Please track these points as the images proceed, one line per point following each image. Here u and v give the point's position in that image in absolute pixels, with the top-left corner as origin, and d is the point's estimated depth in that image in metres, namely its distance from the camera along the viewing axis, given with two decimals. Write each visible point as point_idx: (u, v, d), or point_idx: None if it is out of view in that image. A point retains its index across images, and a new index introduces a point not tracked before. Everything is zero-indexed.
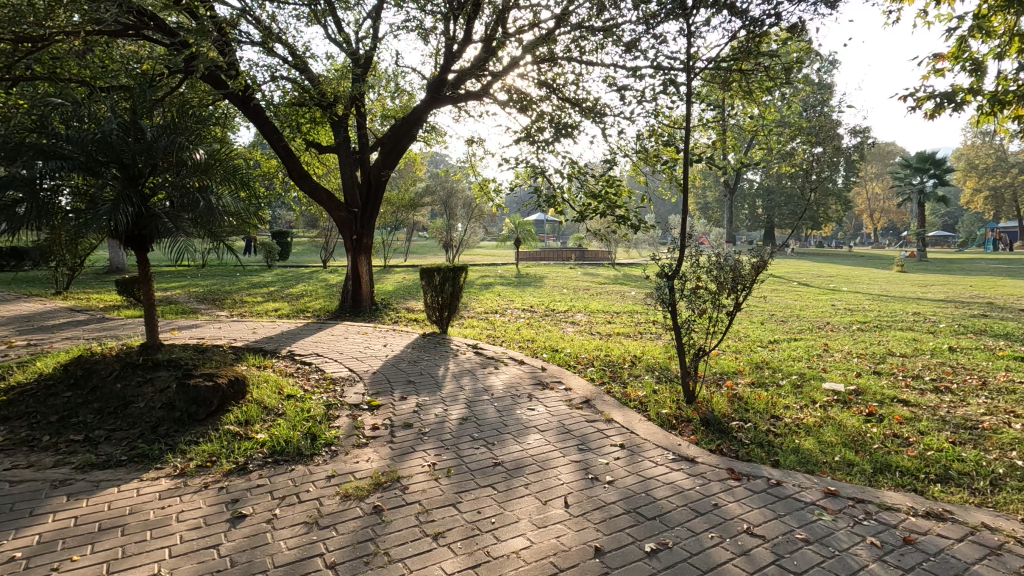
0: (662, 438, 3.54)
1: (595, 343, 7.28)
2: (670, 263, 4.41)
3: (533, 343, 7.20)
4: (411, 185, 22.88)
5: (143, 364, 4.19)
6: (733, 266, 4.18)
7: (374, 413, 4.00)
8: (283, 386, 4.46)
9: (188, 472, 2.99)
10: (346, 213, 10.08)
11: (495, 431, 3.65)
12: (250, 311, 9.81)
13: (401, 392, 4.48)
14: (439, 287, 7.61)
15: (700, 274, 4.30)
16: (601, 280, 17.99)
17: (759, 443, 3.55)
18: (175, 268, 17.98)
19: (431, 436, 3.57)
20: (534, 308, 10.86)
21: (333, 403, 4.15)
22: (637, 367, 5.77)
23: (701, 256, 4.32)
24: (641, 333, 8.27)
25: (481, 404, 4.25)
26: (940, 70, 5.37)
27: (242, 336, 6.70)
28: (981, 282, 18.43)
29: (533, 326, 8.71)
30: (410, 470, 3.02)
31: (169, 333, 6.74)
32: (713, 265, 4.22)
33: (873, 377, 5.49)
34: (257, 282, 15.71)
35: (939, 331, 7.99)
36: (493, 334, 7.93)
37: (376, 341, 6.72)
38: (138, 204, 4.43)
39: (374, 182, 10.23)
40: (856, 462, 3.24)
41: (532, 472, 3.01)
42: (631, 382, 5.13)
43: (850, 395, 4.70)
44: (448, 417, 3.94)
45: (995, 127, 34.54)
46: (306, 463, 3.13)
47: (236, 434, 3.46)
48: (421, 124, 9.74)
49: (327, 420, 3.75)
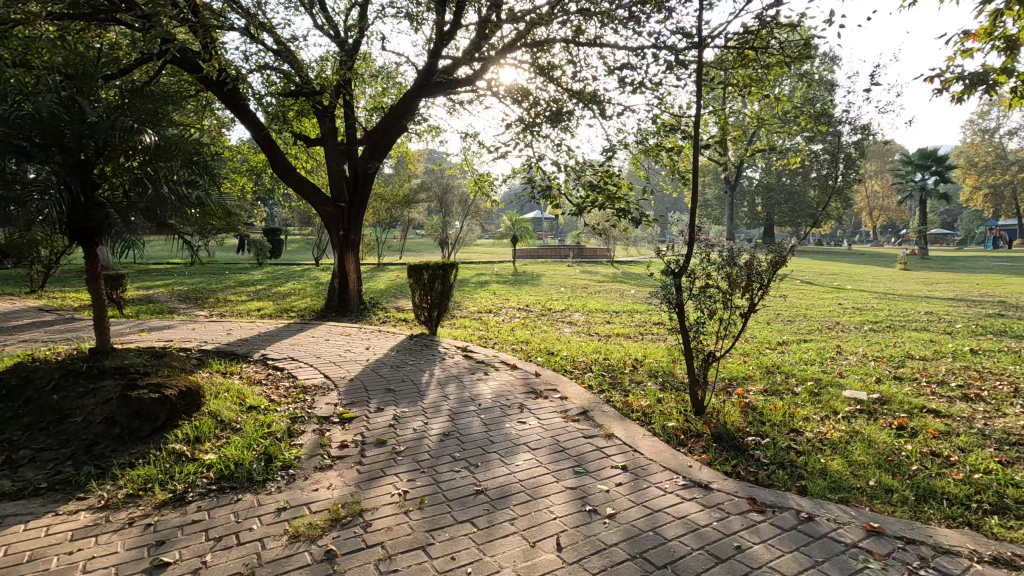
0: (670, 457, 3.09)
1: (593, 345, 6.83)
2: (677, 259, 3.94)
3: (527, 345, 6.75)
4: (405, 181, 22.38)
5: (86, 372, 3.71)
6: (747, 262, 3.73)
7: (345, 428, 3.56)
8: (246, 396, 4.01)
9: (114, 504, 2.53)
10: (333, 208, 9.59)
11: (480, 450, 3.19)
12: (231, 311, 9.32)
13: (378, 403, 4.03)
14: (427, 285, 7.16)
15: (710, 271, 3.84)
16: (600, 278, 17.56)
17: (780, 464, 3.11)
18: (163, 266, 17.54)
19: (406, 456, 3.12)
20: (530, 307, 10.42)
21: (299, 416, 3.70)
22: (639, 373, 5.32)
23: (712, 251, 3.86)
24: (643, 334, 7.85)
25: (466, 416, 3.81)
26: (969, 49, 4.94)
27: (215, 338, 6.23)
28: (986, 280, 17.96)
29: (529, 327, 8.29)
30: (376, 500, 2.58)
31: (137, 335, 6.29)
32: (726, 261, 3.76)
33: (895, 384, 5.06)
34: (247, 280, 15.26)
35: (957, 333, 7.53)
36: (486, 335, 7.47)
37: (359, 344, 6.27)
38: (78, 192, 3.94)
39: (362, 175, 9.65)
40: (896, 488, 2.80)
41: (519, 503, 2.56)
42: (632, 389, 4.69)
43: (874, 404, 4.27)
44: (428, 432, 3.49)
45: (997, 123, 34.15)
46: (256, 491, 2.67)
47: (180, 455, 3.01)
48: (411, 113, 9.21)
49: (288, 438, 3.30)
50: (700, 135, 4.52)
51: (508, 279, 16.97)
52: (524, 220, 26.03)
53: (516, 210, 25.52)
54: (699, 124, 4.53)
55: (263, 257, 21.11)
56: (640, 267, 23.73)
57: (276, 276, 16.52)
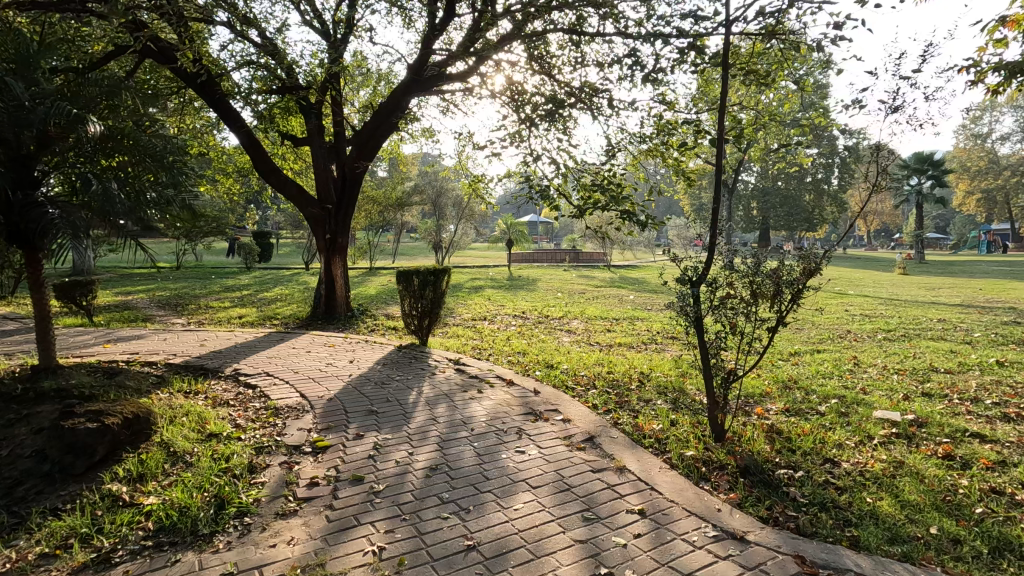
0: (694, 498, 2.65)
1: (595, 356, 6.38)
2: (696, 265, 3.49)
3: (523, 356, 6.29)
4: (398, 183, 21.89)
5: (20, 397, 3.23)
6: (775, 270, 3.28)
7: (317, 461, 3.09)
8: (208, 421, 3.54)
9: (21, 570, 2.06)
10: (319, 210, 9.12)
11: (472, 490, 2.74)
12: (211, 319, 8.82)
13: (357, 428, 3.57)
14: (417, 292, 6.69)
15: (733, 280, 3.39)
16: (598, 283, 17.14)
17: (821, 505, 2.68)
18: (146, 271, 17.01)
19: (386, 497, 2.67)
20: (527, 314, 9.97)
21: (265, 446, 3.23)
22: (646, 389, 4.88)
23: (735, 256, 3.42)
24: (646, 344, 7.42)
25: (457, 444, 3.35)
26: (1003, 39, 4.56)
27: (185, 350, 5.74)
28: (987, 285, 17.61)
29: (525, 335, 7.85)
30: (346, 561, 2.12)
31: (101, 348, 5.80)
32: (751, 269, 3.31)
33: (927, 401, 4.63)
34: (233, 285, 14.74)
35: (976, 342, 7.13)
36: (479, 345, 7.00)
37: (342, 356, 5.80)
38: (8, 188, 3.45)
39: (349, 176, 9.21)
40: (964, 538, 2.37)
41: (519, 564, 2.11)
42: (641, 409, 4.26)
43: (911, 427, 3.84)
44: (413, 465, 3.04)
45: (991, 127, 34.20)
46: (199, 549, 2.21)
47: (116, 499, 2.54)
48: (400, 110, 8.75)
49: (249, 475, 2.84)
50: (720, 132, 4.08)
51: (503, 283, 16.54)
52: (519, 224, 25.62)
53: (511, 213, 25.13)
54: (721, 120, 4.08)
55: (252, 261, 20.55)
56: (637, 271, 23.35)
57: (263, 281, 15.95)
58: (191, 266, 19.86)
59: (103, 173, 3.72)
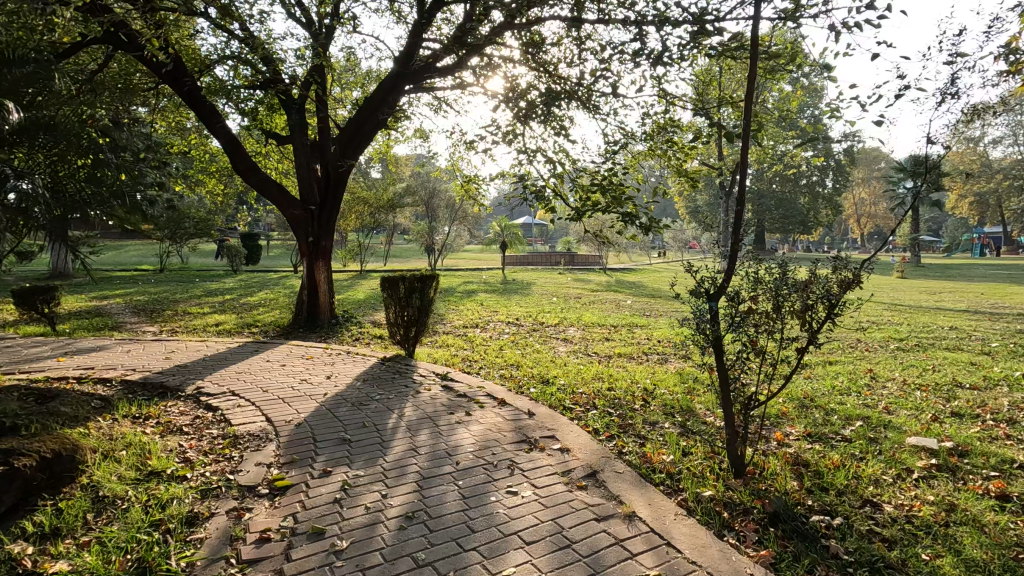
0: (720, 559, 2.22)
1: (594, 369, 5.94)
2: (714, 276, 3.05)
3: (517, 370, 5.84)
4: (390, 184, 21.43)
5: None
6: (807, 282, 2.85)
7: (274, 506, 2.64)
8: (153, 454, 3.08)
9: None
10: (302, 212, 8.69)
11: (454, 546, 2.30)
12: (186, 327, 8.32)
13: (325, 463, 3.11)
14: (404, 300, 6.23)
15: (757, 293, 2.96)
16: (593, 287, 16.75)
17: (870, 565, 2.26)
18: (127, 275, 16.47)
19: (351, 556, 2.22)
20: (521, 321, 9.54)
21: (215, 487, 2.78)
22: (651, 409, 4.43)
23: (758, 266, 2.98)
24: (647, 355, 7.00)
25: (439, 483, 2.90)
26: None
27: (148, 365, 5.25)
28: (987, 290, 17.32)
29: (519, 345, 7.41)
30: None
31: (54, 362, 5.31)
32: (777, 280, 2.88)
33: (960, 423, 4.22)
34: (216, 290, 14.23)
35: (996, 353, 6.74)
36: (470, 357, 6.54)
37: (319, 371, 5.32)
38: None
39: (333, 176, 8.74)
40: None
41: None
42: (648, 434, 3.83)
43: (952, 458, 3.42)
44: (386, 511, 2.58)
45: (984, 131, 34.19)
46: None
47: (15, 565, 2.08)
48: (387, 106, 8.29)
49: (188, 529, 2.38)
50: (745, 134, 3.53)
51: (496, 287, 16.09)
52: (513, 227, 25.17)
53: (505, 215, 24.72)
54: (749, 118, 3.46)
55: (239, 263, 19.99)
56: (633, 274, 22.92)
57: (249, 284, 15.45)
58: (175, 270, 19.28)
59: (78, 174, 4.17)
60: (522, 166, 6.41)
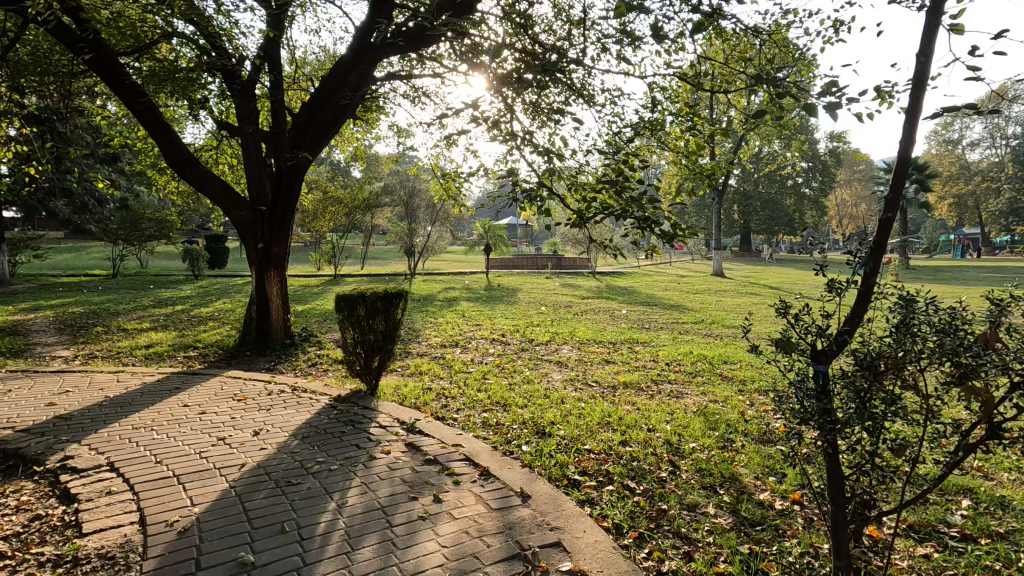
0: None
1: (599, 409, 4.79)
2: (819, 324, 1.92)
3: (504, 412, 4.67)
4: (366, 183, 20.05)
5: None
6: (987, 334, 1.72)
7: None
8: None
9: None
10: (250, 213, 7.40)
11: None
12: (108, 350, 6.97)
13: None
14: (364, 324, 5.02)
15: (893, 357, 1.82)
16: (584, 293, 15.66)
17: None
18: (70, 282, 14.93)
19: None
20: (507, 338, 8.38)
21: None
22: (685, 481, 3.31)
23: (898, 310, 1.86)
24: (657, 384, 5.87)
25: None
26: None
27: (13, 417, 3.97)
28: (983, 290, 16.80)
29: (507, 372, 6.23)
30: None
31: None
32: (945, 337, 1.73)
33: None
34: (166, 299, 12.79)
35: None
36: (446, 392, 5.34)
37: (248, 421, 4.09)
38: None
39: (288, 172, 7.44)
40: None
41: None
42: (693, 537, 2.67)
43: None
44: None
45: (961, 133, 34.29)
46: None
47: None
48: (351, 87, 7.04)
49: None
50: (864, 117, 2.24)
51: (480, 294, 14.77)
52: (496, 228, 24.04)
53: (489, 216, 23.45)
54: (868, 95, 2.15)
55: (201, 267, 18.50)
56: (622, 278, 21.91)
57: (207, 292, 14.05)
58: (132, 274, 17.74)
59: None
60: (507, 160, 5.22)
